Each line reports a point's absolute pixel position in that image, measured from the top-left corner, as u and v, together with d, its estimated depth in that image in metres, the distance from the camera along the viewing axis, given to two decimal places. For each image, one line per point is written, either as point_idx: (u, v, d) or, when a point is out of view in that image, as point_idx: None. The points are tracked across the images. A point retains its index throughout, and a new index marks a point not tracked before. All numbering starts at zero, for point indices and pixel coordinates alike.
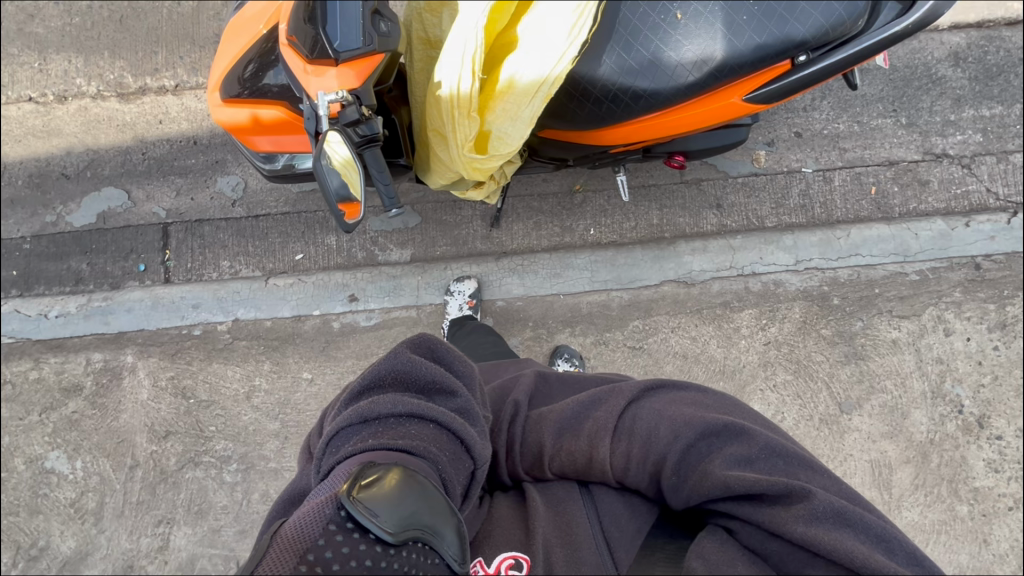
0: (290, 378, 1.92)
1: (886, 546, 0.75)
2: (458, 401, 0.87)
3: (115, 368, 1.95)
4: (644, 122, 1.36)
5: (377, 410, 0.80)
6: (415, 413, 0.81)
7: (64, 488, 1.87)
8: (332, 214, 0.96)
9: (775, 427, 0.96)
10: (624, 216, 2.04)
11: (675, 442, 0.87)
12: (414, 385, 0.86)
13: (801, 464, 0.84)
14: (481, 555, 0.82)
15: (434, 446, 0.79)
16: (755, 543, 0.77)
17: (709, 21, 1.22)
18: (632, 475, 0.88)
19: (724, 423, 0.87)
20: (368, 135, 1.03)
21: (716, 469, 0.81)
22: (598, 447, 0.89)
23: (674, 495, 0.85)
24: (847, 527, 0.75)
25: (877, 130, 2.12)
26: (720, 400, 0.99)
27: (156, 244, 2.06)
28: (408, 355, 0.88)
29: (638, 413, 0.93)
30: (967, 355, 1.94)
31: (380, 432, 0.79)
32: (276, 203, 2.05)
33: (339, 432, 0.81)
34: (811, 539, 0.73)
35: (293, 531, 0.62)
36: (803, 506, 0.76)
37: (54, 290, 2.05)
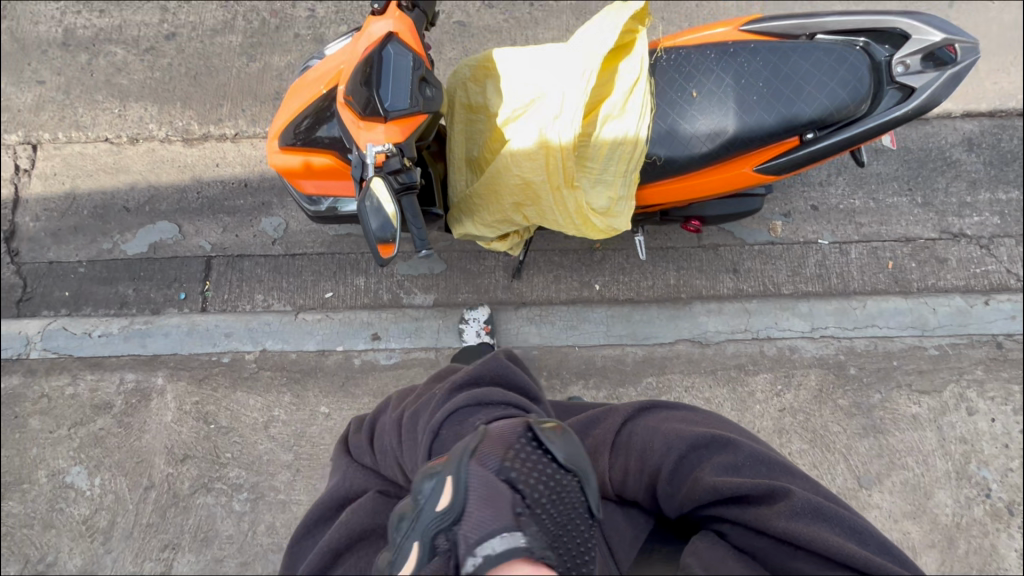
0: (308, 411, 1.97)
1: (860, 537, 0.78)
2: (540, 408, 0.91)
3: (145, 390, 2.04)
4: (660, 187, 1.46)
5: (490, 397, 0.82)
6: (519, 406, 0.83)
7: (79, 504, 1.92)
8: (370, 250, 1.09)
9: (760, 440, 1.00)
10: (642, 275, 2.11)
11: (668, 454, 0.90)
12: (511, 387, 0.89)
13: (782, 470, 0.88)
14: None
15: (540, 430, 0.80)
16: (744, 542, 0.78)
17: (721, 99, 1.34)
18: (630, 485, 0.94)
19: (711, 435, 0.91)
20: (406, 183, 1.14)
21: (705, 475, 0.84)
22: (597, 463, 0.96)
23: (667, 502, 0.89)
24: (825, 522, 0.78)
25: (892, 207, 2.18)
26: (708, 417, 1.03)
27: (199, 275, 2.20)
28: (504, 357, 0.91)
29: (633, 429, 0.98)
30: (993, 437, 1.89)
31: (493, 415, 0.79)
32: (313, 243, 2.19)
33: (456, 412, 0.80)
34: (794, 532, 0.75)
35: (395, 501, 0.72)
36: (785, 504, 0.79)
37: (100, 312, 2.19)
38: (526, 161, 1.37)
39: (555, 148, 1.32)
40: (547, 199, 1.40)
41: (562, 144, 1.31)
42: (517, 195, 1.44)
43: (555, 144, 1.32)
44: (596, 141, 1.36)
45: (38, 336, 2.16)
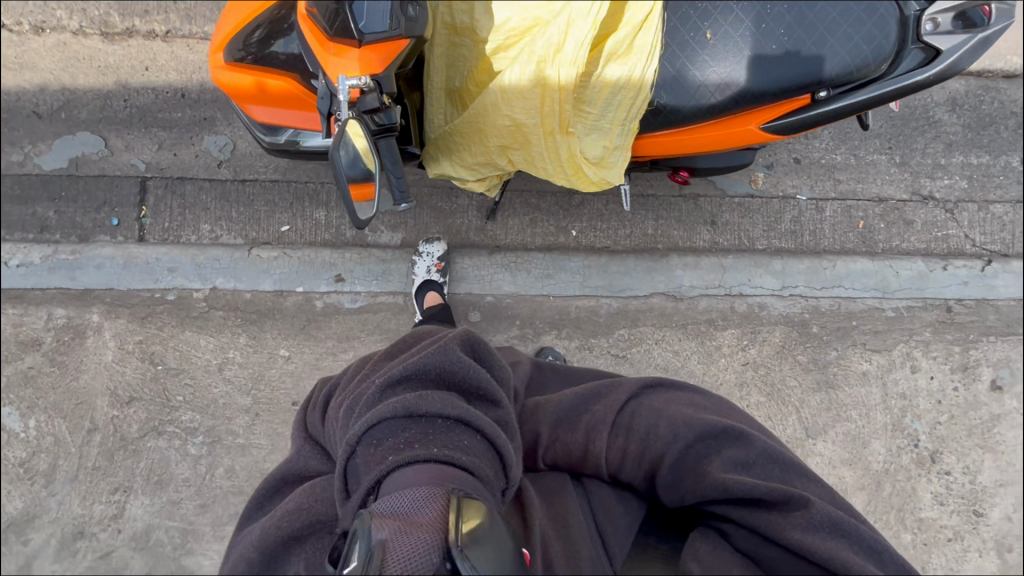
0: (267, 354, 1.86)
1: (877, 557, 0.80)
2: (500, 412, 0.85)
3: (79, 327, 1.85)
4: (661, 138, 1.35)
5: (424, 408, 0.77)
6: (464, 419, 0.78)
7: (15, 446, 1.79)
8: (343, 198, 0.94)
9: (767, 432, 1.01)
10: (620, 223, 2.04)
11: (674, 442, 0.90)
12: (460, 387, 0.84)
13: (797, 473, 0.89)
14: None
15: (482, 461, 0.76)
16: (749, 546, 0.81)
17: (738, 45, 1.21)
18: (627, 469, 0.91)
19: (723, 427, 0.91)
20: (385, 124, 1.00)
21: (714, 472, 0.85)
22: (595, 442, 0.92)
23: (667, 493, 0.88)
24: (842, 537, 0.80)
25: (871, 166, 2.16)
26: (715, 404, 1.02)
27: (132, 199, 1.95)
28: (458, 353, 0.85)
29: (636, 410, 0.96)
30: (928, 393, 2.03)
31: (428, 436, 0.75)
32: (266, 169, 1.97)
33: (380, 423, 0.76)
34: (808, 545, 0.77)
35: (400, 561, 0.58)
36: (802, 515, 0.80)
37: (16, 237, 1.93)
38: (518, 101, 1.23)
39: (552, 87, 1.21)
40: (538, 144, 1.29)
41: (561, 84, 1.21)
42: (504, 138, 1.31)
43: (553, 83, 1.21)
44: (596, 82, 1.25)
45: None
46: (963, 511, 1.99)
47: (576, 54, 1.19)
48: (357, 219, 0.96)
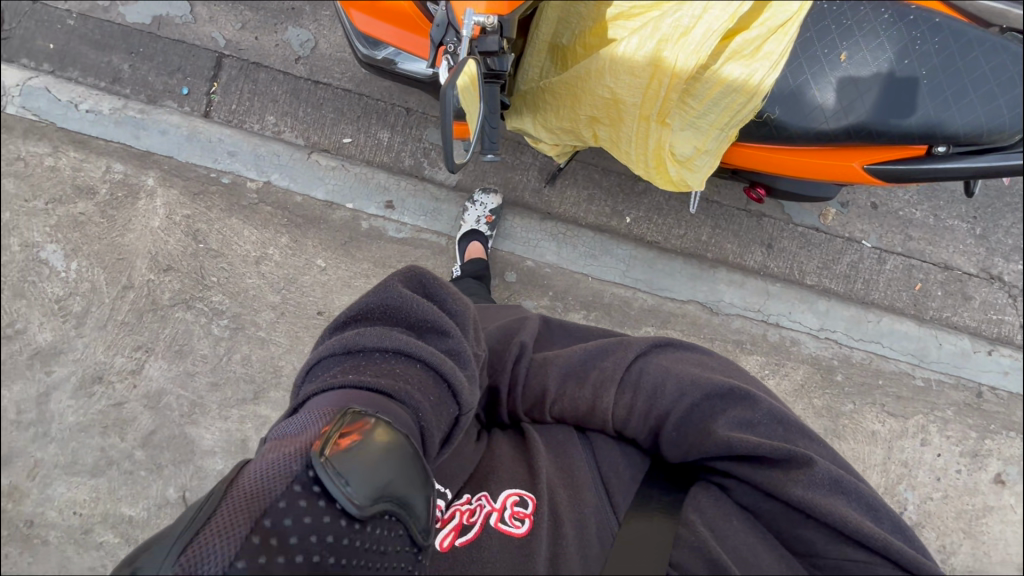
0: (304, 260, 1.89)
1: (874, 514, 0.78)
2: (450, 342, 0.79)
3: (134, 186, 1.89)
4: (762, 151, 1.31)
5: (361, 343, 0.75)
6: (403, 350, 0.75)
7: (53, 283, 1.85)
8: (446, 142, 0.95)
9: (772, 393, 0.97)
10: (676, 221, 1.99)
11: (681, 400, 0.87)
12: (406, 320, 0.79)
13: (800, 433, 0.84)
14: (486, 490, 0.80)
15: (417, 389, 0.73)
16: (748, 501, 0.79)
17: (867, 76, 1.16)
18: (632, 425, 0.88)
19: (730, 386, 0.86)
20: (496, 70, 1.05)
21: (720, 430, 0.81)
22: (602, 397, 0.90)
23: (671, 449, 0.85)
24: (842, 495, 0.77)
25: (948, 230, 2.07)
26: (723, 364, 0.99)
27: (206, 73, 1.94)
28: (399, 289, 0.81)
29: (645, 367, 0.93)
30: (931, 467, 2.01)
31: (360, 366, 0.73)
32: (341, 76, 1.94)
33: (321, 360, 0.75)
34: (809, 502, 0.74)
35: (251, 486, 0.57)
36: (804, 473, 0.77)
37: (88, 82, 1.93)
38: (626, 75, 1.18)
39: (666, 71, 1.14)
40: (630, 125, 1.27)
41: (676, 70, 1.14)
42: (598, 110, 1.28)
43: (668, 66, 1.14)
44: (711, 77, 1.16)
45: (17, 90, 1.91)
46: None
47: (703, 42, 1.10)
48: (450, 166, 1.01)
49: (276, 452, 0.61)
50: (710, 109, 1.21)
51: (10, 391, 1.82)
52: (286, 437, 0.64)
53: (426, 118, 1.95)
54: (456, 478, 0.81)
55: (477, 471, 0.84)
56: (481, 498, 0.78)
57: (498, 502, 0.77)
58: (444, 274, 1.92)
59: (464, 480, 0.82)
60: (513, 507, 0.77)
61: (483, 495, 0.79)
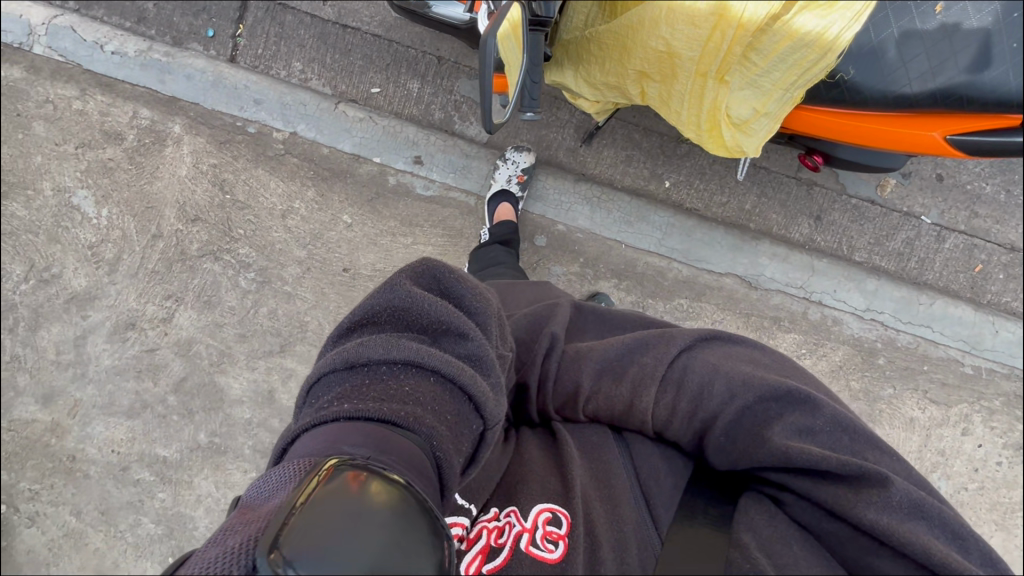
0: (330, 216, 1.85)
1: (960, 544, 0.69)
2: (469, 346, 0.73)
3: (161, 133, 1.85)
4: (828, 116, 1.19)
5: (365, 356, 0.69)
6: (414, 362, 0.69)
7: (85, 229, 1.85)
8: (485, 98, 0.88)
9: (834, 397, 0.89)
10: (719, 187, 1.87)
11: (728, 404, 0.81)
12: (417, 324, 0.74)
13: (869, 443, 0.76)
14: (516, 505, 0.76)
15: (431, 411, 0.67)
16: (808, 520, 0.73)
17: (964, 34, 1.01)
18: (674, 427, 0.84)
19: (788, 389, 0.79)
20: (541, 16, 0.94)
21: (776, 438, 0.75)
22: (641, 396, 0.85)
23: (717, 455, 0.81)
24: (921, 520, 0.69)
25: (1020, 208, 1.91)
26: (777, 361, 0.91)
27: (231, 14, 1.86)
28: (408, 288, 0.76)
29: (689, 365, 0.88)
30: (969, 457, 1.92)
31: (365, 385, 0.68)
32: (370, 20, 1.84)
33: (321, 379, 0.70)
34: (883, 527, 0.67)
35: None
36: (877, 493, 0.69)
37: (112, 21, 1.87)
38: (684, 26, 1.06)
39: (731, 21, 1.01)
40: (684, 82, 1.16)
41: (742, 21, 1.00)
42: (649, 63, 1.16)
43: (733, 16, 1.00)
44: (781, 29, 1.02)
45: (43, 28, 1.87)
46: None
47: None
48: (488, 125, 0.96)
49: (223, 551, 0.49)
50: (774, 67, 1.08)
51: (49, 333, 1.87)
52: (251, 517, 0.54)
53: (458, 68, 1.84)
54: (484, 489, 0.79)
55: (506, 478, 0.82)
56: (510, 515, 0.74)
57: (529, 521, 0.73)
58: (472, 236, 1.85)
59: (492, 490, 0.80)
60: (546, 527, 0.72)
61: (511, 511, 0.75)
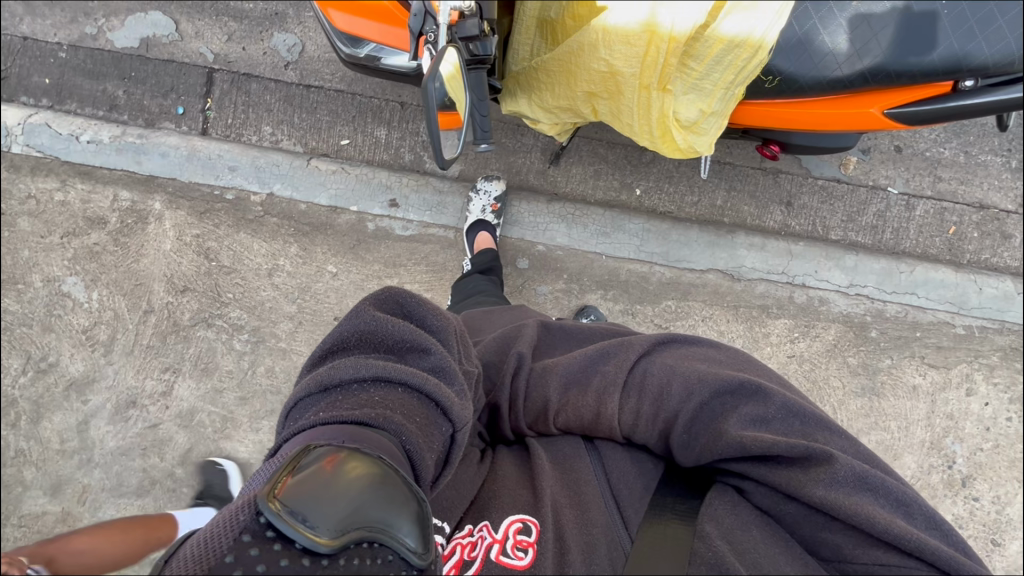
0: (315, 268, 1.89)
1: (905, 510, 0.74)
2: (432, 359, 0.77)
3: (142, 212, 1.90)
4: (770, 108, 1.26)
5: (337, 377, 0.73)
6: (381, 376, 0.73)
7: (78, 315, 1.88)
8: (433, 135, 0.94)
9: (788, 386, 0.94)
10: (689, 187, 1.92)
11: (688, 401, 0.85)
12: (383, 345, 0.78)
13: (818, 425, 0.81)
14: (488, 520, 0.77)
15: (399, 412, 0.71)
16: (769, 505, 0.77)
17: (882, 12, 1.08)
18: (641, 430, 0.86)
19: (740, 381, 0.83)
20: (479, 55, 1.01)
21: (731, 429, 0.79)
22: (606, 404, 0.88)
23: (683, 453, 0.83)
24: (868, 492, 0.73)
25: (981, 167, 1.96)
26: (732, 356, 0.96)
27: (198, 90, 1.93)
28: (370, 312, 0.79)
29: (648, 369, 0.91)
30: (978, 418, 1.92)
31: (338, 401, 0.71)
32: (332, 77, 1.91)
33: (298, 403, 0.74)
34: (831, 503, 0.71)
35: (196, 549, 0.54)
36: (824, 470, 0.74)
37: (86, 112, 1.95)
38: (621, 45, 1.12)
39: (662, 37, 1.07)
40: (630, 96, 1.21)
41: (672, 35, 1.06)
42: (594, 83, 1.22)
43: (663, 32, 1.06)
44: (709, 37, 1.09)
45: (19, 129, 1.93)
46: (985, 539, 1.90)
47: (698, 4, 1.02)
48: (441, 162, 1.01)
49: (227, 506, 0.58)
50: (711, 70, 1.14)
51: (52, 422, 1.87)
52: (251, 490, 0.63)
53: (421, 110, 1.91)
54: (456, 507, 0.78)
55: (479, 497, 0.81)
56: (483, 529, 0.75)
57: (500, 533, 0.74)
58: (456, 269, 1.89)
59: (465, 507, 0.79)
60: (517, 536, 0.74)
61: (483, 526, 0.76)
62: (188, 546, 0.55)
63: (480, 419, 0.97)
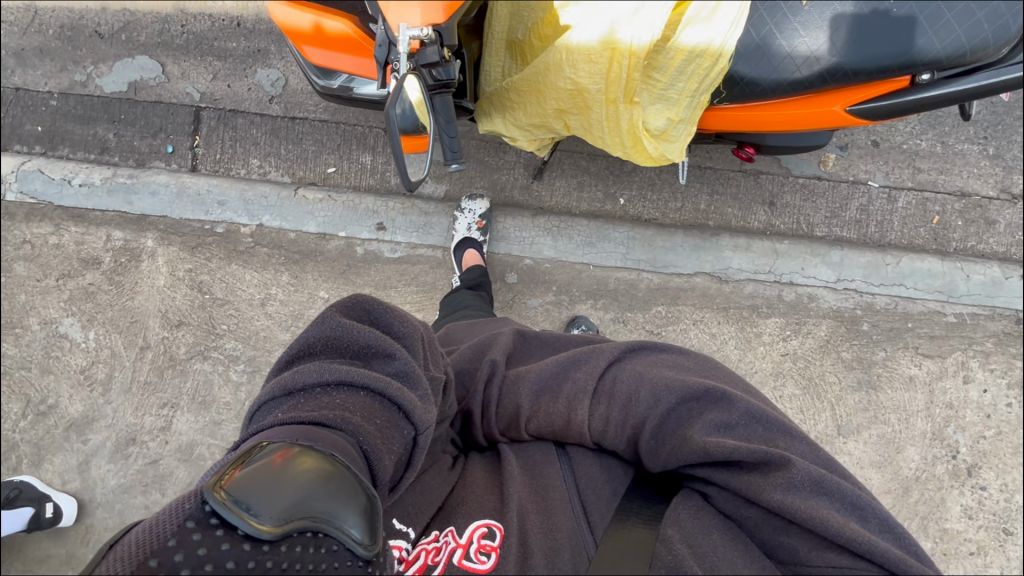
0: (307, 294, 1.91)
1: (859, 514, 0.76)
2: (396, 364, 0.80)
3: (135, 251, 1.94)
4: (733, 112, 1.29)
5: (301, 381, 0.75)
6: (344, 381, 0.76)
7: (75, 355, 1.90)
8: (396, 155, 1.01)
9: (754, 393, 0.96)
10: (671, 194, 1.95)
11: (655, 405, 0.87)
12: (349, 350, 0.80)
13: (780, 430, 0.84)
14: (453, 525, 0.79)
15: (359, 413, 0.74)
16: (731, 509, 0.78)
17: (836, 15, 1.12)
18: (610, 436, 0.88)
19: (705, 388, 0.86)
20: (442, 80, 1.07)
21: (695, 435, 0.82)
22: (576, 411, 0.90)
23: (651, 458, 0.85)
24: (824, 496, 0.75)
25: (959, 156, 1.98)
26: (700, 363, 0.99)
27: (187, 128, 1.98)
28: (337, 318, 0.81)
29: (618, 375, 0.94)
30: (979, 405, 1.92)
31: (300, 403, 0.73)
32: (316, 107, 1.96)
33: (263, 406, 0.76)
34: (788, 506, 0.73)
35: (139, 536, 0.56)
36: (782, 474, 0.76)
37: (78, 156, 2.00)
38: (584, 64, 1.15)
39: (623, 53, 1.10)
40: (598, 110, 1.24)
41: (632, 50, 1.09)
42: (563, 101, 1.26)
43: (624, 48, 1.09)
44: (671, 49, 1.12)
45: (14, 176, 1.98)
46: (995, 528, 1.87)
47: (655, 18, 1.05)
48: (406, 182, 1.07)
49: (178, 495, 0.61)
50: (671, 79, 1.17)
51: (52, 464, 1.88)
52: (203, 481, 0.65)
53: None
54: (423, 512, 0.80)
55: (447, 502, 0.84)
56: (448, 534, 0.77)
57: (465, 538, 0.77)
58: (445, 287, 1.91)
59: (432, 513, 0.81)
60: (482, 540, 0.76)
61: (449, 531, 0.78)
62: (137, 531, 0.57)
63: (454, 426, 1.00)
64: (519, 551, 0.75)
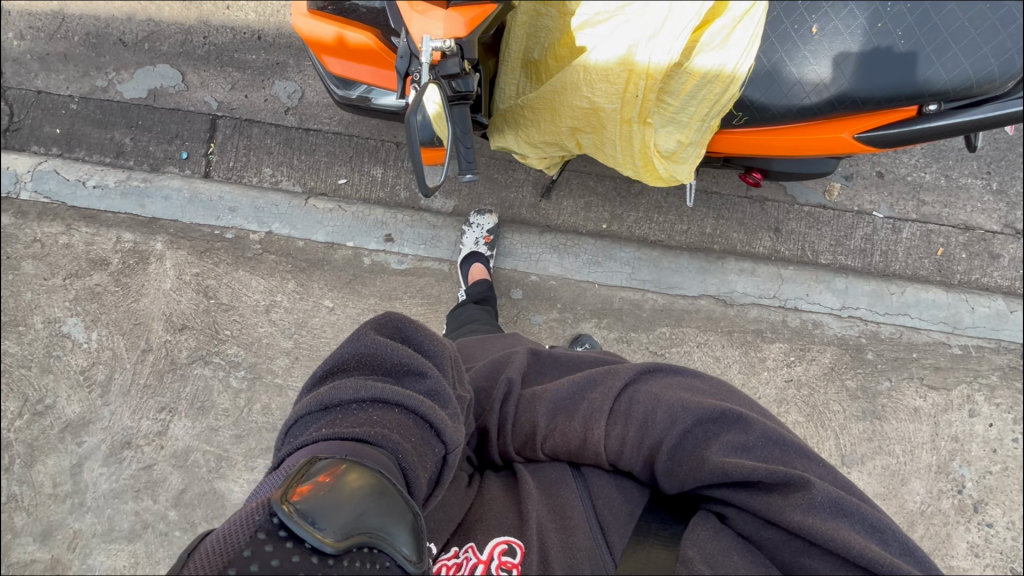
0: (312, 303, 1.92)
1: (880, 537, 0.76)
2: (428, 383, 0.80)
3: (143, 253, 1.95)
4: (746, 136, 1.31)
5: (337, 398, 0.76)
6: (379, 398, 0.76)
7: (77, 355, 1.90)
8: (416, 164, 1.01)
9: (769, 417, 0.96)
10: (678, 217, 1.97)
11: (672, 426, 0.87)
12: (382, 367, 0.80)
13: (798, 453, 0.84)
14: (473, 541, 0.80)
15: (396, 431, 0.74)
16: (750, 531, 0.78)
17: (846, 43, 1.16)
18: (626, 457, 0.88)
19: (722, 410, 0.87)
20: (461, 91, 1.09)
21: (713, 456, 0.82)
22: (593, 430, 0.89)
23: (667, 479, 0.85)
24: (843, 518, 0.75)
25: (963, 190, 2.00)
26: (715, 386, 0.99)
27: (202, 135, 2.02)
28: (371, 335, 0.81)
29: (634, 397, 0.94)
30: (984, 439, 1.89)
31: (338, 419, 0.74)
32: (331, 120, 1.99)
33: (298, 420, 0.76)
34: (808, 528, 0.73)
35: (214, 544, 0.57)
36: (802, 496, 0.76)
37: (94, 159, 2.03)
38: (601, 83, 1.18)
39: (640, 74, 1.13)
40: (612, 130, 1.26)
41: (649, 71, 1.12)
42: (578, 119, 1.28)
43: (641, 69, 1.12)
44: (684, 72, 1.15)
45: (28, 176, 2.01)
46: (1001, 567, 1.83)
47: (673, 41, 1.08)
48: (423, 186, 1.06)
49: (239, 507, 0.62)
50: (687, 101, 1.20)
51: (45, 466, 1.85)
52: (256, 498, 0.66)
53: None
54: (443, 529, 0.81)
55: (466, 519, 0.84)
56: (468, 550, 0.78)
57: (484, 554, 0.77)
58: (451, 300, 1.92)
59: (452, 530, 0.82)
60: (501, 557, 0.76)
61: (469, 547, 0.79)
62: (212, 540, 0.58)
63: (470, 444, 0.99)
64: (539, 566, 0.76)
